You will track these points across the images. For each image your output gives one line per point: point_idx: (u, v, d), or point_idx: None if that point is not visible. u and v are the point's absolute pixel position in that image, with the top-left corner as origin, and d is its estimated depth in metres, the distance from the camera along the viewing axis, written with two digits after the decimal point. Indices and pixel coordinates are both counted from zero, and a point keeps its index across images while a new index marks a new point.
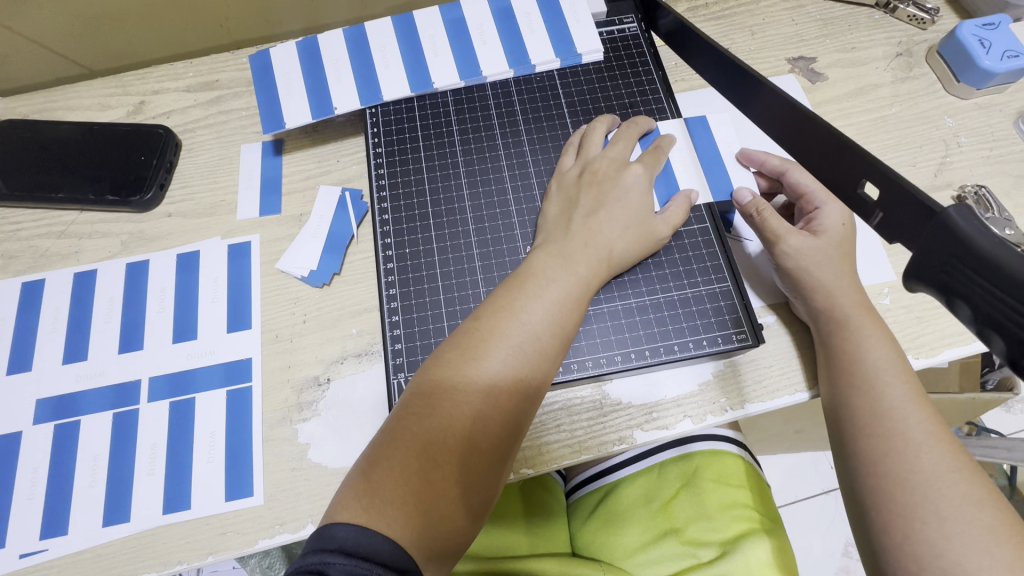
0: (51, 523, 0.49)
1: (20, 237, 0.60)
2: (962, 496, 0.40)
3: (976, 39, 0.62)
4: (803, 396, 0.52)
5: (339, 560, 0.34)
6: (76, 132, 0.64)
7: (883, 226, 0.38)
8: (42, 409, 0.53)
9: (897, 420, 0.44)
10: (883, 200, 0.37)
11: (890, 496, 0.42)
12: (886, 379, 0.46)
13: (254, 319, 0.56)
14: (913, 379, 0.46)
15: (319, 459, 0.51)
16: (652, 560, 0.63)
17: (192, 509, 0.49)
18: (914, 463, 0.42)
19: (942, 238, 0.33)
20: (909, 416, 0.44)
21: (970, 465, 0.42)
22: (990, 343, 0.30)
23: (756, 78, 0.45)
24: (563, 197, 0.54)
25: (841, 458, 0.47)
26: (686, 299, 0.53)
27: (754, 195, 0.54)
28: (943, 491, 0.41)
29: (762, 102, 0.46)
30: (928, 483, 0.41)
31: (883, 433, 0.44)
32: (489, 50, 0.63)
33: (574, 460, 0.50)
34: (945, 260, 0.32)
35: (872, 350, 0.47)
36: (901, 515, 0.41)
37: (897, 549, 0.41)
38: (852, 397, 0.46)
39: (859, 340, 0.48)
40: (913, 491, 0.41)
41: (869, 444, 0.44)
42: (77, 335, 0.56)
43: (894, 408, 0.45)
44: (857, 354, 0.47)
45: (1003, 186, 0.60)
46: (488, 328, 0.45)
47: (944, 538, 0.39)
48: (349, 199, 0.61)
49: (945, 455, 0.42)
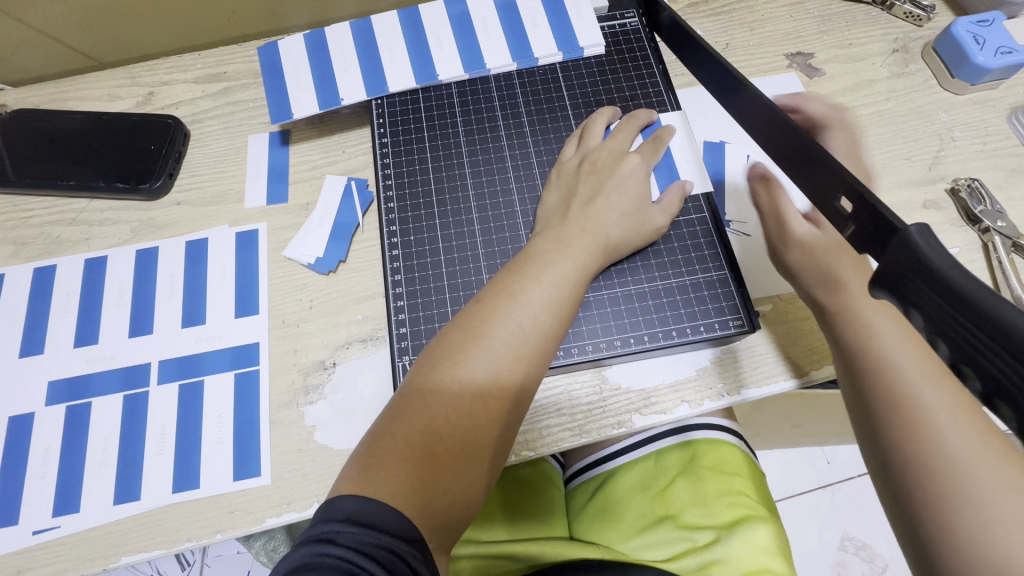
0: (64, 501, 0.50)
1: (31, 224, 0.62)
2: (1006, 483, 0.41)
3: (970, 35, 0.63)
4: (787, 384, 0.53)
5: (348, 529, 0.36)
6: (86, 121, 0.65)
7: (854, 238, 0.38)
8: (54, 391, 0.54)
9: (926, 405, 0.45)
10: (853, 214, 0.37)
11: (933, 491, 0.43)
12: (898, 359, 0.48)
13: (260, 305, 0.57)
14: (953, 395, 0.46)
15: (325, 441, 0.52)
16: (650, 543, 0.65)
17: (201, 488, 0.51)
18: (940, 436, 0.44)
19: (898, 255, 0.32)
20: (934, 397, 0.45)
21: (996, 444, 0.44)
22: (937, 351, 0.29)
23: (739, 80, 0.47)
24: (563, 186, 0.56)
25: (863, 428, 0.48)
26: (684, 286, 0.54)
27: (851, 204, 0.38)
28: (979, 467, 0.42)
29: (745, 103, 0.48)
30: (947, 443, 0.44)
31: (912, 418, 0.45)
32: (493, 43, 0.64)
33: (574, 443, 0.51)
34: (903, 272, 0.32)
35: (882, 331, 0.49)
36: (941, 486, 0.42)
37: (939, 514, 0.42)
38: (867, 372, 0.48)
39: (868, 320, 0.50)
40: (960, 482, 0.42)
41: (904, 436, 0.45)
42: (88, 319, 0.57)
43: (914, 391, 0.46)
44: (870, 339, 0.49)
45: (995, 179, 0.62)
46: (489, 309, 0.46)
47: (986, 530, 0.40)
48: (355, 188, 0.62)
49: (977, 437, 0.44)
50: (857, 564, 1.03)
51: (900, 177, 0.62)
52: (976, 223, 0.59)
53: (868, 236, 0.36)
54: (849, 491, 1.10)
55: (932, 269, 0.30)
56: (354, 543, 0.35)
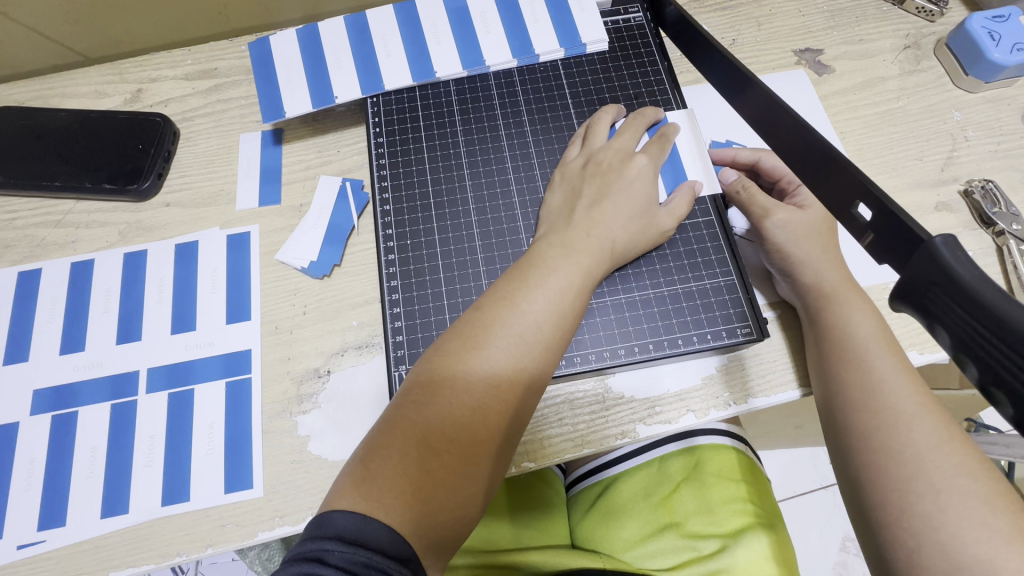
0: (50, 515, 0.49)
1: (16, 226, 0.60)
2: (957, 467, 0.39)
3: (986, 31, 0.61)
4: (794, 393, 0.51)
5: (339, 547, 0.34)
6: (72, 120, 0.63)
7: (874, 248, 0.36)
8: (40, 400, 0.52)
9: (887, 392, 0.43)
10: (876, 222, 0.35)
11: (884, 471, 0.40)
12: (874, 352, 0.46)
13: (253, 311, 0.56)
14: (920, 388, 0.44)
15: (319, 451, 0.51)
16: (653, 552, 0.63)
17: (191, 501, 0.49)
18: (907, 435, 0.41)
19: (922, 267, 0.30)
20: (900, 387, 0.43)
21: (961, 436, 0.41)
22: (964, 369, 0.27)
23: (747, 77, 0.44)
24: (566, 188, 0.54)
25: (831, 432, 0.46)
26: (690, 293, 0.52)
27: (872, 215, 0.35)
28: (936, 464, 0.39)
29: (750, 102, 0.45)
30: (922, 456, 0.40)
31: (874, 404, 0.43)
32: (492, 38, 0.62)
33: (576, 454, 0.50)
34: (928, 285, 0.30)
35: (859, 324, 0.47)
36: (896, 489, 0.39)
37: (892, 525, 0.39)
38: (844, 370, 0.46)
39: (846, 314, 0.48)
40: (906, 464, 0.40)
41: (863, 418, 0.43)
42: (75, 326, 0.55)
43: (885, 381, 0.44)
44: (845, 329, 0.47)
45: (1010, 181, 0.60)
46: (489, 317, 0.45)
47: (939, 511, 0.38)
48: (349, 189, 0.60)
49: (937, 433, 0.41)
50: (858, 565, 1.02)
51: (911, 178, 0.60)
52: (990, 225, 0.57)
53: (891, 249, 0.34)
54: None
55: (958, 284, 0.28)
56: (343, 563, 0.34)
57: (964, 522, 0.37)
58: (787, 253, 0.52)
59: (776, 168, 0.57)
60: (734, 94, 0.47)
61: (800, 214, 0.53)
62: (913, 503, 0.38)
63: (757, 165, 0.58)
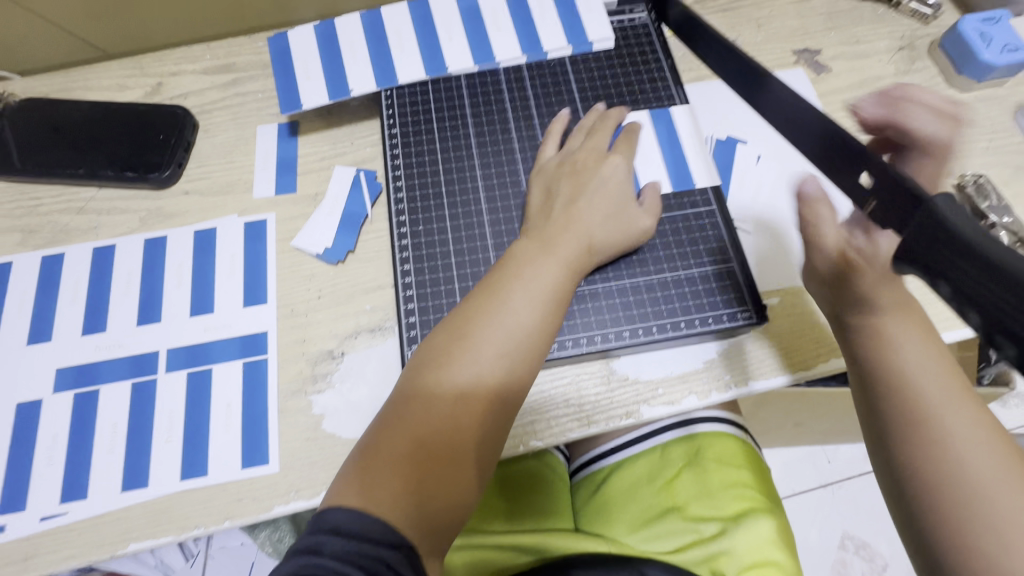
0: (72, 488, 0.50)
1: (39, 213, 0.62)
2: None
3: (977, 33, 0.64)
4: (805, 374, 0.53)
5: (333, 539, 0.36)
6: (95, 110, 0.65)
7: (876, 216, 0.36)
8: (62, 378, 0.54)
9: (916, 385, 0.42)
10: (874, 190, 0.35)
11: (932, 467, 0.40)
12: (902, 345, 0.44)
13: (269, 294, 0.57)
14: (940, 353, 0.44)
15: (333, 430, 0.52)
16: (655, 535, 0.65)
17: (209, 476, 0.51)
18: (947, 438, 0.40)
19: (923, 229, 0.31)
20: (955, 419, 0.41)
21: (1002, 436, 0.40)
22: (967, 320, 0.28)
23: (760, 73, 0.44)
24: (543, 185, 0.56)
25: (870, 424, 0.45)
26: (691, 278, 0.54)
27: (817, 184, 0.52)
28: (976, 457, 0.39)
29: (767, 96, 0.45)
30: (966, 463, 0.39)
31: (907, 399, 0.42)
32: (502, 35, 0.64)
33: (582, 432, 0.51)
34: (928, 244, 0.31)
35: (908, 350, 0.44)
36: (941, 489, 0.39)
37: (943, 524, 0.39)
38: (875, 367, 0.44)
39: (892, 340, 0.44)
40: (968, 503, 0.38)
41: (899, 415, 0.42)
42: (97, 308, 0.57)
43: (912, 374, 0.43)
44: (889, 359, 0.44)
45: (1002, 176, 0.62)
46: (473, 312, 0.47)
47: (1006, 555, 0.36)
48: (363, 179, 0.62)
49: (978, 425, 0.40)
50: (858, 563, 1.03)
51: None
52: (983, 218, 0.59)
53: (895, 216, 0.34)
54: (851, 490, 1.10)
55: (961, 235, 0.29)
56: (340, 554, 0.35)
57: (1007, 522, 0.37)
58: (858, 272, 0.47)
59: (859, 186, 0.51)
60: (749, 92, 0.47)
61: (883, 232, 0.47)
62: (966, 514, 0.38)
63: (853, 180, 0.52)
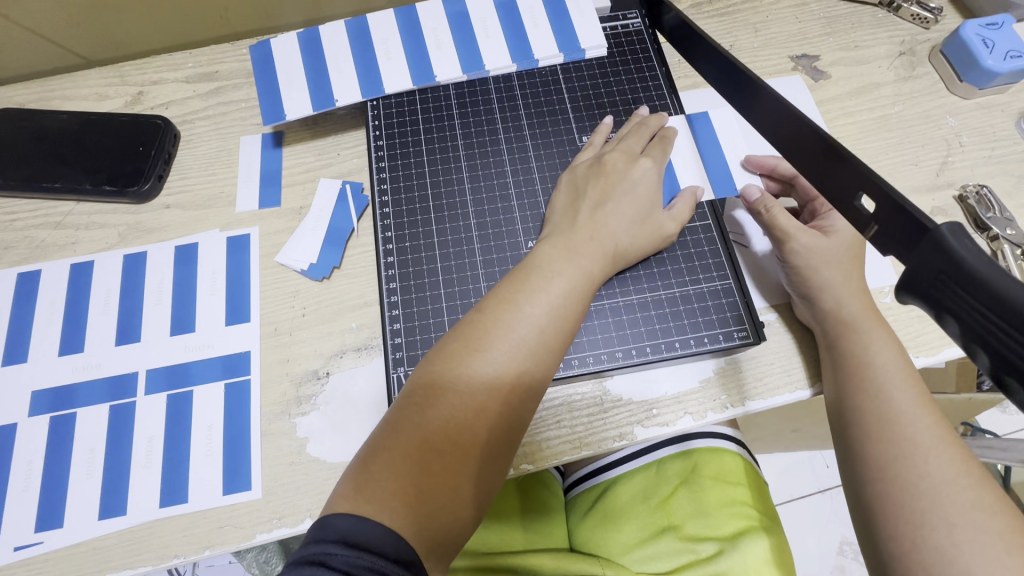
0: (46, 516, 0.49)
1: (16, 228, 0.60)
2: (972, 503, 0.40)
3: (980, 38, 0.62)
4: (804, 394, 0.52)
5: (342, 551, 0.34)
6: (74, 121, 0.63)
7: (878, 240, 0.35)
8: (38, 401, 0.52)
9: (905, 424, 0.44)
10: (878, 213, 0.34)
11: (898, 500, 0.42)
12: (892, 383, 0.46)
13: (252, 312, 0.56)
14: (919, 385, 0.46)
15: (318, 453, 0.51)
16: (651, 556, 0.63)
17: (189, 503, 0.49)
18: (923, 469, 0.42)
19: (933, 257, 0.30)
20: (917, 421, 0.44)
21: (976, 469, 0.42)
22: (974, 358, 0.27)
23: (753, 80, 0.42)
24: (570, 188, 0.54)
25: (845, 454, 0.47)
26: (687, 296, 0.53)
27: (762, 193, 0.54)
28: (952, 497, 0.40)
29: (757, 103, 0.43)
30: (937, 490, 0.41)
31: (891, 436, 0.44)
32: (492, 43, 0.63)
33: (575, 456, 0.50)
34: (935, 275, 0.29)
35: (879, 352, 0.48)
36: (910, 521, 0.41)
37: (904, 556, 0.40)
38: (857, 399, 0.46)
39: (865, 343, 0.48)
40: (921, 497, 0.41)
41: (878, 450, 0.44)
42: (75, 327, 0.55)
43: (902, 413, 0.45)
44: (863, 360, 0.47)
45: (1005, 186, 0.60)
46: (491, 320, 0.45)
47: (953, 545, 0.39)
48: (349, 191, 0.60)
49: (955, 460, 0.42)
50: (855, 568, 1.02)
51: (907, 183, 0.61)
52: (984, 230, 0.58)
53: (898, 239, 0.33)
54: None
55: (964, 270, 0.28)
56: (346, 566, 0.33)
57: (974, 558, 0.38)
58: (810, 280, 0.51)
59: (810, 190, 0.55)
60: (742, 100, 0.45)
61: (823, 241, 0.51)
62: (925, 543, 0.40)
63: (795, 180, 0.56)
